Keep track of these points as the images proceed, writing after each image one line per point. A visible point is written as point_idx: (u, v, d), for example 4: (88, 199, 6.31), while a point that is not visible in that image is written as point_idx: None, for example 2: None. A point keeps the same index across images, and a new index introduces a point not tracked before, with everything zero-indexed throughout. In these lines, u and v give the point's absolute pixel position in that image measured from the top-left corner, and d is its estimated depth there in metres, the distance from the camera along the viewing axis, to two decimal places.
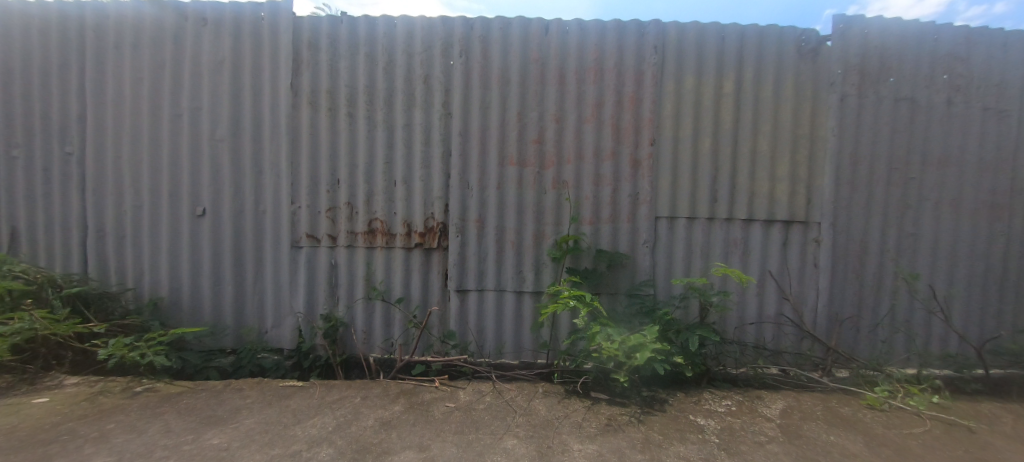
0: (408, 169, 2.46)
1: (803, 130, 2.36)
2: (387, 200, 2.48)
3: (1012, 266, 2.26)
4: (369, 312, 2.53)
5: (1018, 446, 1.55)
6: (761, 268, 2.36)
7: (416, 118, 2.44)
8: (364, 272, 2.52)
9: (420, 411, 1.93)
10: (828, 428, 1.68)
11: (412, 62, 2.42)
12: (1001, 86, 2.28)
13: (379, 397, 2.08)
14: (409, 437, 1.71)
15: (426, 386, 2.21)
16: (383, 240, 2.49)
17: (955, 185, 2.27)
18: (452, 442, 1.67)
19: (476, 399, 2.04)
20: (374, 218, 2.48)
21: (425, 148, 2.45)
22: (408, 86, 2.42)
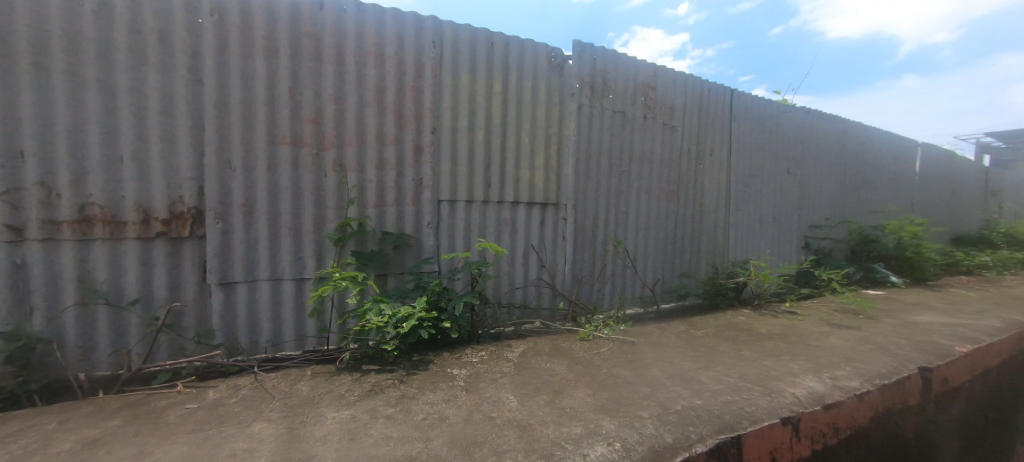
0: (141, 142, 2.06)
1: (554, 130, 2.94)
2: (108, 180, 2.00)
3: (679, 233, 3.29)
4: (86, 321, 2.01)
5: (653, 348, 2.31)
6: (526, 242, 2.86)
7: (151, 82, 2.05)
8: (75, 271, 1.97)
9: (147, 421, 1.68)
10: (547, 358, 2.19)
11: (140, 11, 2.01)
12: (676, 108, 3.26)
13: (88, 417, 1.72)
14: (122, 447, 1.48)
15: (163, 393, 1.93)
16: (105, 229, 2.00)
17: (647, 176, 3.18)
18: (183, 441, 1.51)
19: (228, 394, 1.90)
20: (87, 203, 1.96)
21: (165, 119, 2.09)
22: (135, 40, 2.01)
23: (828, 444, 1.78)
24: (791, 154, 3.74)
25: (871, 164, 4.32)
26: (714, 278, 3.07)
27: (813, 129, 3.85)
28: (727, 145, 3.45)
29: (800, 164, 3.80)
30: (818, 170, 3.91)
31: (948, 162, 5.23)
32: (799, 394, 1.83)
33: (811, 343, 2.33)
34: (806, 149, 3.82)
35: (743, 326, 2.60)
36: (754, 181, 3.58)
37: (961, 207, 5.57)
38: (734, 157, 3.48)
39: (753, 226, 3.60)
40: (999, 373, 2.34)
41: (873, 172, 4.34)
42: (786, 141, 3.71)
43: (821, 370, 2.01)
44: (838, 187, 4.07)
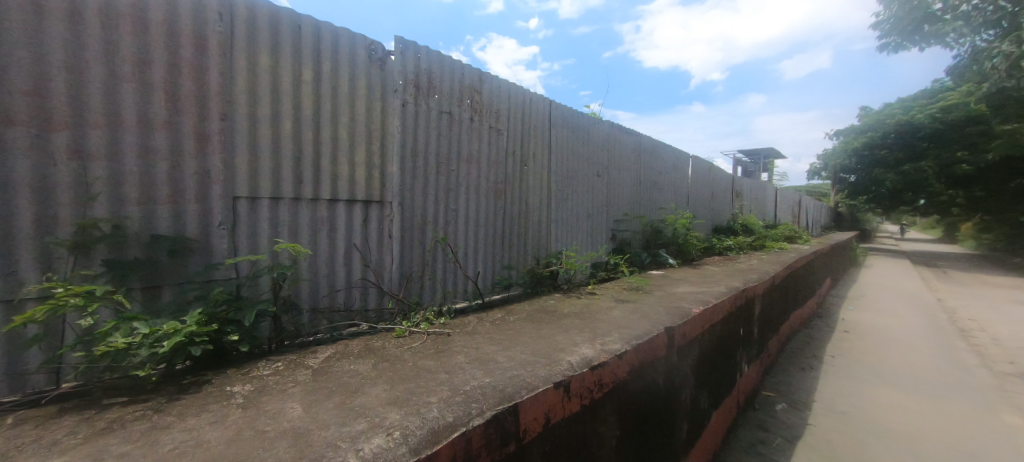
0: None
1: (376, 125, 2.85)
2: None
3: (507, 228, 3.60)
4: None
5: (465, 336, 2.43)
6: (347, 242, 2.72)
7: None
8: None
9: None
10: (353, 360, 2.12)
11: None
12: (500, 113, 3.52)
13: None
14: None
15: None
16: None
17: (476, 174, 3.37)
18: None
19: None
20: None
21: None
22: None
23: (594, 399, 2.08)
24: (599, 160, 4.43)
25: (659, 170, 5.44)
26: (533, 269, 3.46)
27: (615, 139, 4.63)
28: (548, 149, 3.89)
29: (607, 168, 4.53)
30: (620, 175, 4.72)
31: (710, 172, 6.91)
32: (573, 361, 2.15)
33: (597, 318, 2.57)
34: (611, 156, 4.58)
35: (550, 309, 2.78)
36: (570, 181, 4.11)
37: (721, 205, 7.48)
38: (553, 160, 3.94)
39: (571, 221, 4.15)
40: (724, 325, 2.86)
41: (660, 177, 5.48)
42: (595, 148, 4.37)
43: (595, 339, 2.35)
44: (636, 188, 5.00)
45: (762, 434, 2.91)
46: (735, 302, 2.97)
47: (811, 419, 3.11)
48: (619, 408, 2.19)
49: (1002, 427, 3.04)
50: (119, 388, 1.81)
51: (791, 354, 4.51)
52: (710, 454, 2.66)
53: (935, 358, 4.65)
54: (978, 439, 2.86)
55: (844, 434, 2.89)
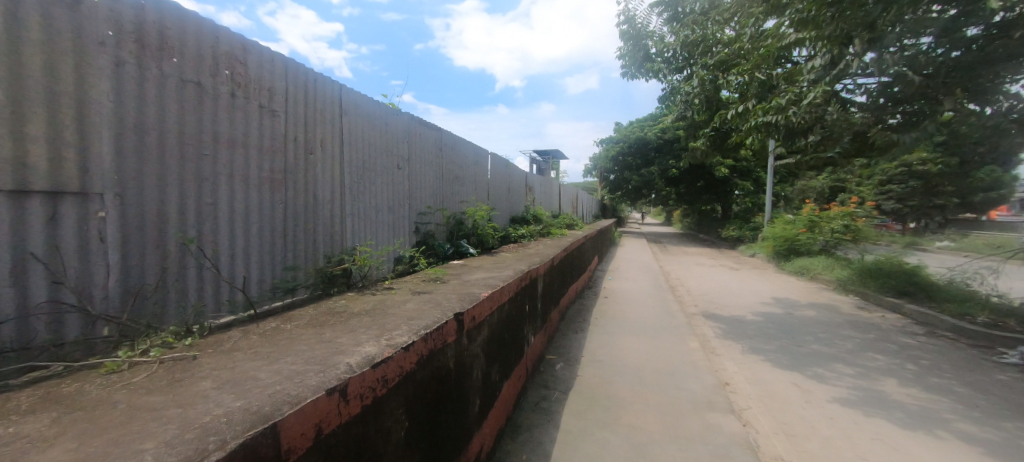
0: None
1: (66, 87, 1.75)
2: None
3: (289, 223, 3.00)
4: None
5: (220, 356, 1.98)
6: (13, 251, 1.61)
7: None
8: None
9: None
10: (11, 420, 1.28)
11: None
12: (272, 90, 2.84)
13: None
14: None
15: None
16: None
17: (241, 162, 2.61)
18: None
19: None
20: None
21: None
22: None
23: (378, 395, 1.82)
24: (399, 152, 4.31)
25: (459, 165, 5.78)
26: (319, 268, 3.13)
27: (414, 133, 4.64)
28: (338, 137, 3.46)
29: (407, 161, 4.47)
30: (420, 168, 4.74)
31: (506, 168, 7.77)
32: (352, 361, 2.00)
33: (390, 312, 2.52)
34: (411, 149, 4.55)
35: (337, 309, 2.59)
36: (362, 172, 3.78)
37: (518, 199, 8.57)
38: (346, 149, 3.55)
39: (370, 215, 3.84)
40: (510, 304, 3.25)
41: (461, 171, 5.84)
42: (394, 140, 4.24)
43: (381, 336, 2.25)
44: (438, 182, 5.17)
45: (544, 391, 3.50)
46: (519, 283, 3.42)
47: (578, 371, 3.90)
48: (406, 399, 2.04)
49: (682, 348, 4.56)
50: None
51: (566, 320, 5.57)
52: (504, 420, 2.96)
53: (647, 307, 6.64)
54: (670, 360, 4.20)
55: (598, 378, 3.75)
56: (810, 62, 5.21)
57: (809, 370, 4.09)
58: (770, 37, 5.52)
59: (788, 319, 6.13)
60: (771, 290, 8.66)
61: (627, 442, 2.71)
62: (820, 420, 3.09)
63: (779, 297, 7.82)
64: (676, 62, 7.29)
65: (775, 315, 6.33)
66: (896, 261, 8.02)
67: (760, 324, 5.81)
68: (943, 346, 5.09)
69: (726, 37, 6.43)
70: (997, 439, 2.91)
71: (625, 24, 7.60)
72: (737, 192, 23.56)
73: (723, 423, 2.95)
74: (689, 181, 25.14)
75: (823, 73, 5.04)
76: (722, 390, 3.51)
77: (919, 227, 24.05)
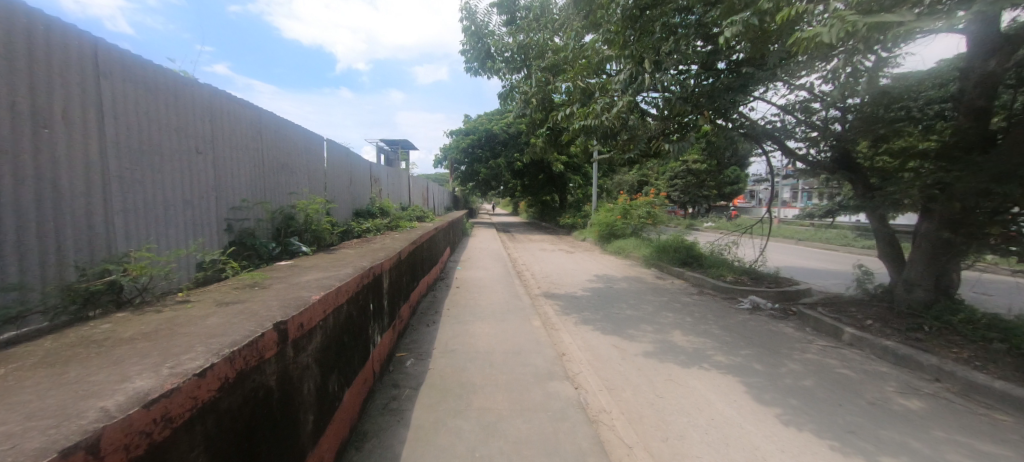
0: None
1: None
2: None
3: (7, 225, 2.05)
4: None
5: None
6: None
7: None
8: None
9: None
10: None
11: None
12: None
13: None
14: None
15: None
16: None
17: None
18: None
19: None
20: None
21: None
22: None
23: (160, 439, 1.41)
24: (197, 132, 3.48)
25: (284, 151, 5.03)
26: (65, 285, 2.28)
27: (221, 110, 3.83)
28: (96, 110, 2.55)
29: (211, 144, 3.66)
30: (229, 153, 3.93)
31: (345, 157, 7.12)
32: (111, 405, 1.47)
33: (182, 332, 2.03)
34: (216, 130, 3.74)
35: (93, 338, 1.95)
36: (139, 157, 2.88)
37: (362, 191, 7.99)
38: (110, 124, 2.65)
39: (154, 211, 3.00)
40: (349, 305, 3.00)
41: (288, 158, 5.12)
42: (190, 117, 3.40)
43: (162, 364, 1.76)
44: (256, 170, 4.40)
45: (394, 391, 3.39)
46: (360, 281, 3.19)
47: (430, 364, 3.90)
48: (206, 436, 1.65)
49: (527, 327, 5.01)
50: None
51: (419, 315, 5.48)
52: (347, 431, 2.75)
53: (498, 293, 7.09)
54: (518, 340, 4.56)
55: (450, 367, 3.80)
56: (618, 77, 6.18)
57: (624, 331, 5.00)
58: (590, 51, 6.49)
59: (608, 291, 7.39)
60: (598, 268, 10.30)
61: (476, 426, 2.82)
62: (632, 372, 3.81)
63: (602, 274, 9.33)
64: (513, 63, 7.84)
65: (601, 289, 7.55)
66: (679, 239, 10.47)
67: (588, 298, 6.83)
68: (704, 300, 6.90)
69: (554, 45, 7.30)
70: (734, 363, 4.10)
71: (467, 20, 7.86)
72: (573, 185, 26.99)
73: (560, 390, 3.35)
74: (533, 174, 27.69)
75: (624, 86, 6.10)
76: (560, 360, 3.98)
77: (695, 212, 32.07)
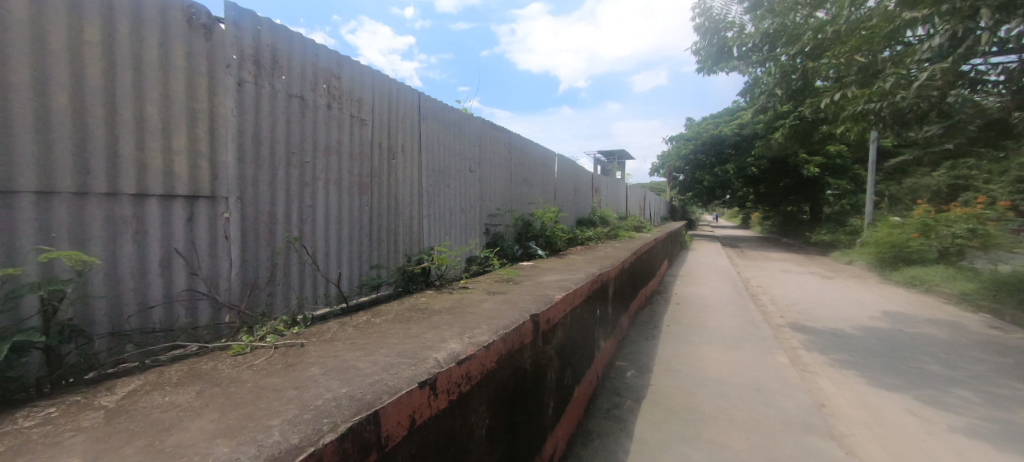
0: None
1: (201, 105, 2.35)
2: None
3: (377, 224, 3.47)
4: None
5: (321, 345, 2.22)
6: (164, 247, 2.20)
7: None
8: None
9: None
10: (170, 390, 1.75)
11: None
12: (361, 102, 3.28)
13: None
14: None
15: None
16: None
17: (336, 167, 3.11)
18: None
19: None
20: None
21: None
22: None
23: (461, 392, 2.18)
24: (471, 156, 4.58)
25: (528, 166, 5.95)
26: (402, 267, 3.27)
27: (487, 136, 4.87)
28: (418, 143, 3.83)
29: (481, 165, 4.76)
30: (491, 170, 4.96)
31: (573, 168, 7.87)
32: (439, 357, 2.20)
33: (471, 311, 2.74)
34: (485, 152, 4.83)
35: (422, 305, 2.80)
36: (439, 176, 4.12)
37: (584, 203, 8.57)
38: (424, 153, 3.90)
39: (443, 218, 4.18)
40: (582, 308, 3.53)
41: (529, 172, 6.00)
42: (467, 144, 4.51)
43: (464, 334, 2.45)
44: (508, 184, 5.35)
45: (617, 399, 3.55)
46: (591, 287, 3.68)
47: (652, 380, 3.92)
48: (489, 396, 2.37)
49: (767, 362, 4.37)
50: None
51: (638, 326, 5.52)
52: (575, 425, 3.11)
53: (727, 317, 6.30)
54: (756, 374, 4.03)
55: (675, 388, 3.71)
56: (928, 43, 4.84)
57: (933, 396, 3.58)
58: (878, 19, 5.16)
59: (896, 335, 5.48)
60: (881, 303, 7.71)
61: (709, 458, 2.59)
62: (948, 454, 2.67)
63: (889, 312, 6.95)
64: (759, 53, 7.04)
65: (882, 331, 5.68)
66: None
67: (863, 340, 5.24)
68: None
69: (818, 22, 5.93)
70: None
71: (701, 18, 7.38)
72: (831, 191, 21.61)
73: (824, 448, 2.69)
74: (772, 179, 24.11)
75: (941, 53, 4.67)
76: (819, 412, 3.24)
77: None
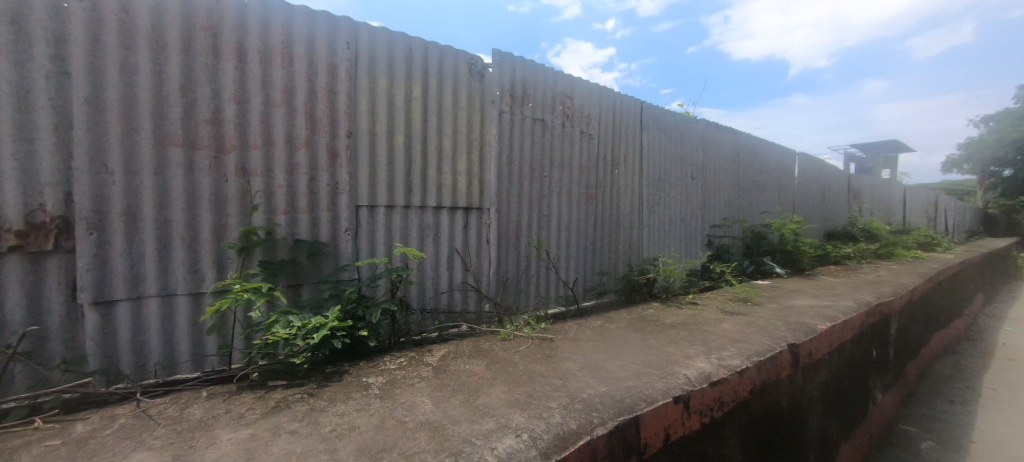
0: (100, 151, 2.03)
1: (475, 135, 3.04)
2: (20, 193, 1.88)
3: (601, 233, 3.61)
4: (138, 319, 2.17)
5: (569, 344, 2.43)
6: (449, 247, 2.92)
7: (76, 92, 1.97)
8: (97, 327, 2.07)
9: (199, 431, 1.64)
10: (467, 360, 2.22)
11: (62, 24, 1.93)
12: (590, 118, 3.51)
13: (138, 427, 1.69)
14: (200, 452, 1.50)
15: (189, 399, 1.92)
16: (48, 241, 1.94)
17: (568, 180, 3.41)
18: (226, 446, 1.54)
19: (216, 415, 1.76)
20: (38, 210, 1.92)
21: (93, 131, 2.01)
22: (95, 76, 2.01)
23: (715, 418, 1.98)
24: (692, 162, 4.30)
25: (756, 168, 5.22)
26: (627, 275, 3.35)
27: (710, 139, 4.48)
28: (640, 152, 3.84)
29: (705, 173, 4.44)
30: (714, 176, 4.54)
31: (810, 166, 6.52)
32: (690, 375, 2.04)
33: (708, 330, 2.59)
34: (710, 159, 4.50)
35: (652, 318, 2.82)
36: (659, 185, 3.99)
37: (828, 204, 7.23)
38: (646, 164, 3.88)
39: (664, 227, 4.08)
40: (854, 345, 2.80)
41: (758, 176, 5.23)
42: (688, 149, 4.25)
43: (710, 353, 2.27)
44: (734, 191, 4.86)
45: None
46: (865, 319, 2.89)
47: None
48: (742, 428, 2.08)
49: None
50: (339, 356, 2.28)
51: (931, 381, 4.01)
52: None
53: None
54: None
55: None
56: None
57: None
58: None
59: None
60: None
61: None
62: None
63: None
64: None
65: None
66: None
67: None
68: None
69: None
70: None
71: None
72: None
73: None
74: None
75: None
76: None
77: None
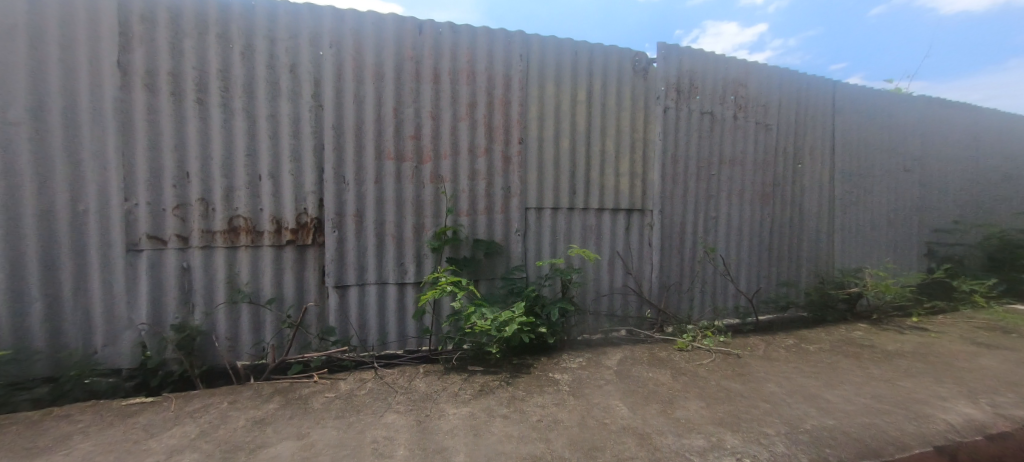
0: (340, 166, 2.55)
1: (638, 134, 2.95)
2: (295, 200, 2.50)
3: (779, 237, 3.19)
4: (363, 302, 2.67)
5: (763, 364, 2.21)
6: (611, 250, 2.90)
7: (327, 119, 2.51)
8: (336, 306, 2.61)
9: (427, 402, 1.95)
10: (648, 369, 2.20)
11: (320, 67, 2.48)
12: (768, 105, 3.12)
13: (381, 392, 2.09)
14: (436, 420, 1.78)
15: (411, 373, 2.31)
16: (308, 237, 2.53)
17: (740, 178, 3.09)
18: (455, 418, 1.79)
19: (436, 390, 2.07)
20: (303, 213, 2.51)
21: (336, 151, 2.53)
22: (338, 107, 2.52)
23: None
24: (895, 150, 3.56)
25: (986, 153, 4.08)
26: (822, 289, 3.01)
27: (918, 120, 3.66)
28: (830, 145, 3.31)
29: (918, 161, 3.69)
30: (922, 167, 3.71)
31: None
32: (953, 420, 1.61)
33: (954, 366, 2.10)
34: (923, 144, 3.71)
35: (864, 342, 2.47)
36: (852, 180, 3.39)
37: None
38: (838, 155, 3.33)
39: (860, 232, 3.45)
40: None
41: (990, 162, 4.09)
42: (891, 135, 3.53)
43: (974, 396, 1.79)
44: (957, 184, 3.91)
45: None
46: None
47: None
48: None
49: None
50: (520, 350, 2.49)
51: None
52: None
53: None
54: None
55: None
56: None
57: None
58: None
59: None
60: None
61: None
62: None
63: None
64: None
65: None
66: None
67: None
68: None
69: None
70: None
71: None
72: None
73: None
74: None
75: None
76: None
77: None
